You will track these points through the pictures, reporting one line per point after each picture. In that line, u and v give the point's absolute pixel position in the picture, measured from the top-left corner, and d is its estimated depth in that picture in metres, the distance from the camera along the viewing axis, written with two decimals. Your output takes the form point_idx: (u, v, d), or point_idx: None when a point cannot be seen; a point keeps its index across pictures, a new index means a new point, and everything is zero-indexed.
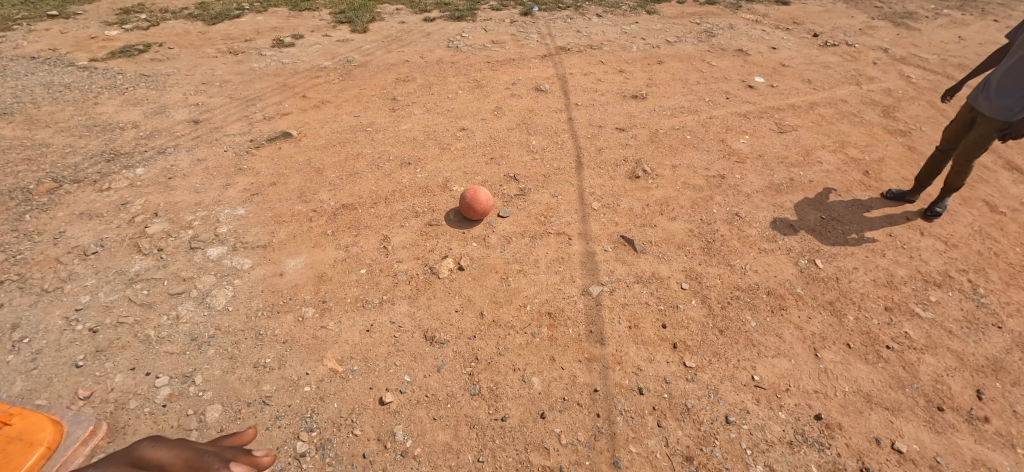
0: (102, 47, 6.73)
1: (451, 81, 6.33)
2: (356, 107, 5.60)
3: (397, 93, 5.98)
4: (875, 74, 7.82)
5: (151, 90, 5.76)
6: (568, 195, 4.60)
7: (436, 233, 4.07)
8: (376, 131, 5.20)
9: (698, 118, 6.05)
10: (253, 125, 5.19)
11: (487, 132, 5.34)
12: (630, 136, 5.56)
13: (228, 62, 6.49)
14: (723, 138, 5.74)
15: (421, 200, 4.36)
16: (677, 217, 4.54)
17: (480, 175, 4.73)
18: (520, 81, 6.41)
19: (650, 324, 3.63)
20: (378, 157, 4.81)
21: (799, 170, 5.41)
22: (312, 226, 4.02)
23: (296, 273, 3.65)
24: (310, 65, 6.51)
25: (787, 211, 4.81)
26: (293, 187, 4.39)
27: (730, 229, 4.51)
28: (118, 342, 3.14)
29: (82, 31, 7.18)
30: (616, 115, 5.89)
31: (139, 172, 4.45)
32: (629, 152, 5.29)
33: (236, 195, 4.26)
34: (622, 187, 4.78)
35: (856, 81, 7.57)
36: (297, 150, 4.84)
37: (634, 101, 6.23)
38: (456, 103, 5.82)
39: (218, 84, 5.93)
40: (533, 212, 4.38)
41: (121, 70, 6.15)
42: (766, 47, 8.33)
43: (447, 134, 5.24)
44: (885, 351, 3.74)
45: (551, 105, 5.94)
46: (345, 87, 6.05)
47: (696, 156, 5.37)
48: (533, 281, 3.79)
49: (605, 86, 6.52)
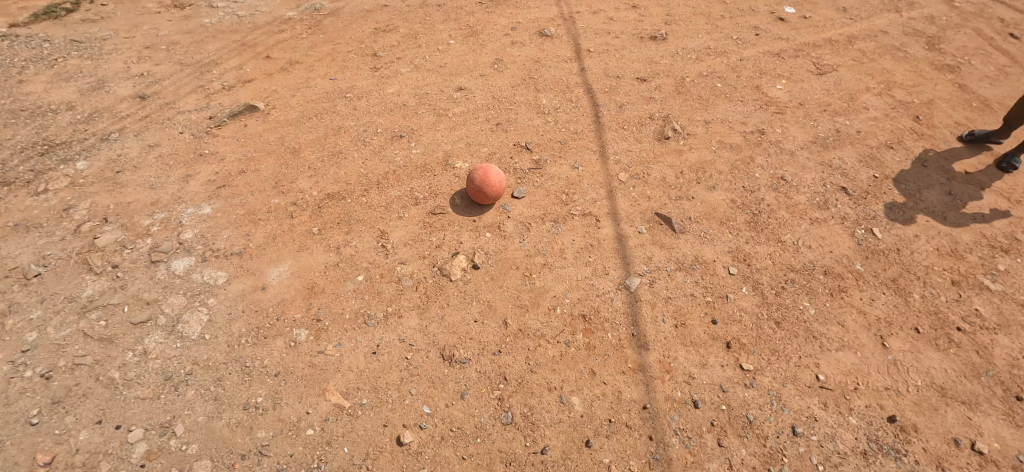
0: (22, 8, 5.66)
1: (440, 28, 5.43)
2: (332, 68, 4.79)
3: (379, 47, 5.12)
4: None
5: (85, 61, 4.88)
6: (591, 165, 3.95)
7: (442, 224, 3.43)
8: (359, 97, 4.43)
9: (727, 61, 5.33)
10: (210, 98, 4.46)
11: (489, 91, 4.57)
12: (653, 87, 4.83)
13: (174, 19, 5.51)
14: (758, 85, 5.07)
15: (420, 183, 3.68)
16: (716, 186, 3.95)
17: (487, 145, 4.03)
18: (521, 25, 5.52)
19: (698, 321, 3.16)
20: (364, 130, 4.09)
21: (843, 120, 4.83)
22: (294, 224, 3.40)
23: (280, 286, 3.08)
24: (272, 17, 5.55)
25: (836, 171, 4.25)
26: (266, 174, 3.73)
27: (776, 197, 3.95)
28: (77, 389, 2.62)
29: None
30: (635, 62, 5.12)
31: (80, 167, 3.81)
32: (654, 107, 4.59)
33: (198, 189, 3.65)
34: (650, 152, 4.13)
35: (895, 7, 6.74)
36: (267, 127, 4.13)
37: (654, 44, 5.44)
38: (449, 56, 4.98)
39: (165, 49, 5.05)
40: (552, 190, 3.73)
41: (47, 37, 5.18)
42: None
43: (441, 97, 4.46)
44: (956, 334, 3.34)
45: (559, 52, 5.14)
46: (317, 42, 5.18)
47: (729, 109, 4.70)
48: (561, 277, 3.24)
49: (618, 27, 5.68)
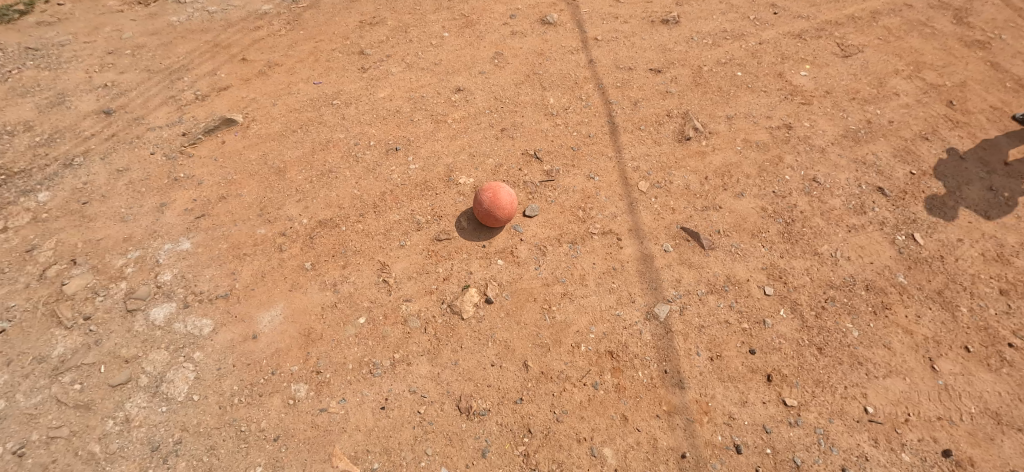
0: None
1: (432, 19, 4.97)
2: (316, 71, 4.45)
3: (366, 44, 4.72)
4: None
5: (43, 71, 4.85)
6: (607, 174, 3.61)
7: (448, 253, 3.10)
8: (347, 104, 4.06)
9: (746, 45, 5.00)
10: (182, 110, 4.22)
11: (490, 91, 4.17)
12: (668, 79, 4.46)
13: (138, 17, 5.51)
14: (780, 72, 4.75)
15: (421, 203, 3.34)
16: (744, 192, 3.63)
17: (491, 156, 3.65)
18: (520, 12, 5.08)
19: (735, 352, 2.88)
20: (355, 144, 3.73)
21: (874, 108, 4.54)
22: (283, 259, 3.09)
23: (274, 334, 2.79)
24: (246, 11, 5.39)
25: (870, 170, 3.95)
26: (249, 201, 3.43)
27: (809, 202, 3.65)
28: (54, 468, 2.33)
29: None
30: (646, 51, 4.75)
31: (42, 199, 3.59)
32: (671, 103, 4.22)
33: (175, 220, 3.37)
34: (671, 156, 3.79)
35: None
36: (247, 144, 3.82)
37: (666, 29, 5.08)
38: (445, 51, 4.55)
39: (129, 53, 5.00)
40: (567, 205, 3.40)
41: None
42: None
43: (438, 100, 4.06)
44: (1008, 351, 3.06)
45: (564, 42, 4.72)
46: (297, 40, 4.91)
47: (751, 102, 4.36)
48: (584, 308, 2.94)
49: (626, 10, 5.29)
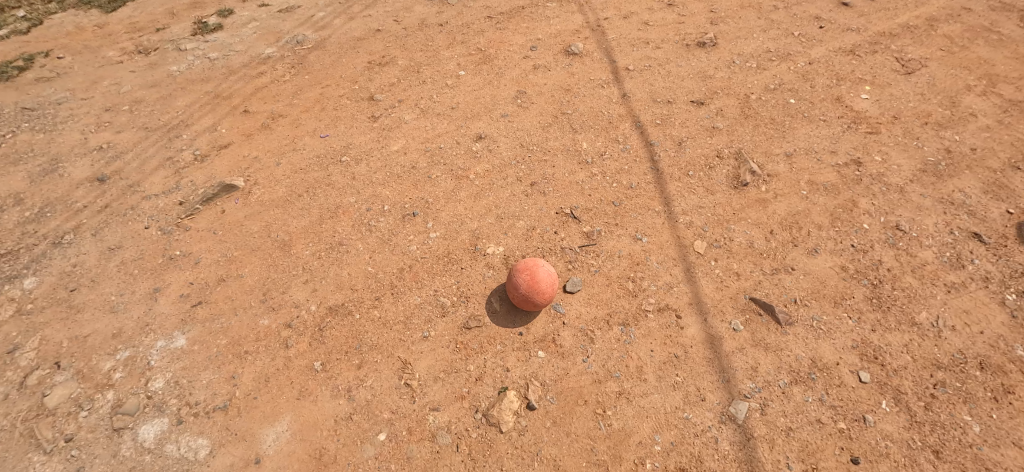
0: None
1: (446, 55, 4.58)
2: (324, 122, 4.08)
3: (375, 88, 4.34)
4: None
5: (38, 133, 4.64)
6: (657, 233, 3.12)
7: (480, 344, 2.65)
8: (357, 160, 3.66)
9: (794, 67, 4.53)
10: (180, 174, 3.91)
11: (514, 137, 3.73)
12: (713, 112, 3.99)
13: (138, 68, 5.33)
14: (838, 96, 4.27)
15: (446, 280, 2.89)
16: (818, 248, 3.12)
17: (522, 217, 3.19)
18: (541, 42, 4.65)
19: (835, 463, 2.32)
20: (367, 209, 3.31)
21: (951, 132, 3.99)
22: (289, 358, 2.67)
23: (278, 458, 2.35)
24: (249, 56, 5.11)
25: (960, 210, 3.39)
26: (251, 283, 3.03)
27: (896, 257, 3.11)
28: None
29: None
30: (684, 80, 4.28)
31: (28, 287, 3.28)
32: (720, 141, 3.74)
33: (170, 310, 3.00)
34: (728, 207, 3.29)
35: None
36: (248, 213, 3.46)
37: (703, 53, 4.61)
38: (462, 92, 4.14)
39: (127, 109, 4.78)
40: (614, 276, 2.92)
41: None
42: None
43: (458, 151, 3.63)
44: None
45: (591, 75, 4.28)
46: (302, 86, 4.58)
47: (811, 135, 3.86)
48: (644, 411, 2.44)
49: (656, 33, 4.84)
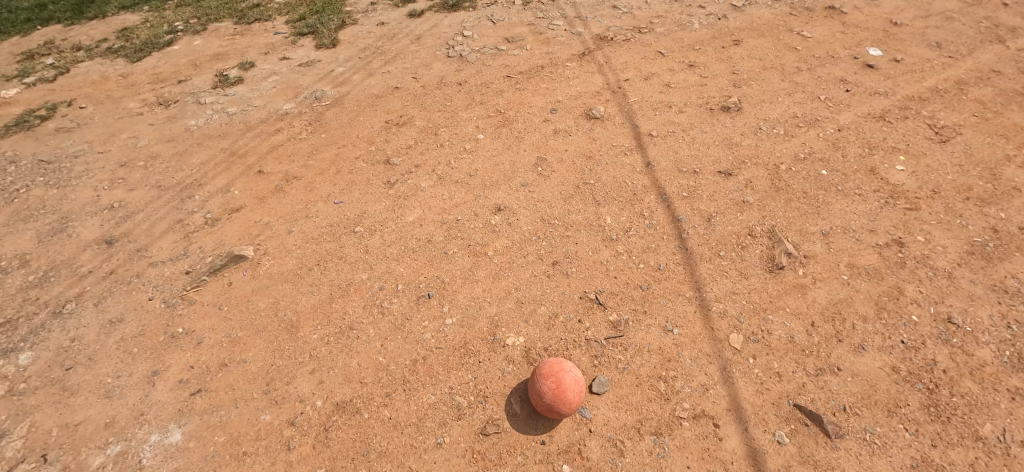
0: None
1: (464, 116, 4.50)
2: (338, 186, 3.96)
3: (392, 150, 4.24)
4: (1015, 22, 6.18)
5: (51, 188, 4.58)
6: (689, 324, 2.91)
7: (498, 454, 2.42)
8: (371, 231, 3.52)
9: (823, 134, 4.38)
10: (190, 239, 3.79)
11: (535, 209, 3.58)
12: (742, 184, 3.82)
13: (157, 121, 5.31)
14: (871, 167, 4.10)
15: (462, 376, 2.69)
16: (865, 344, 2.87)
17: (544, 303, 3.00)
18: (561, 105, 4.56)
19: None
20: (380, 288, 3.15)
21: (995, 209, 3.77)
22: (290, 463, 2.44)
23: None
24: (266, 112, 5.08)
25: (1017, 300, 3.12)
26: (254, 370, 2.85)
27: (952, 356, 2.84)
28: None
29: None
30: (710, 148, 4.14)
31: (24, 363, 3.12)
32: (751, 217, 3.55)
33: (167, 398, 2.81)
34: (763, 294, 3.08)
35: (997, 38, 5.92)
36: (256, 287, 3.31)
37: (728, 117, 4.50)
38: (481, 158, 4.03)
39: (142, 165, 4.70)
40: (644, 374, 2.69)
41: (18, 155, 5.08)
42: (845, 8, 6.54)
43: (476, 223, 3.49)
44: None
45: (613, 141, 4.15)
46: (318, 146, 4.50)
47: (846, 211, 3.67)
48: None
49: (679, 95, 4.74)
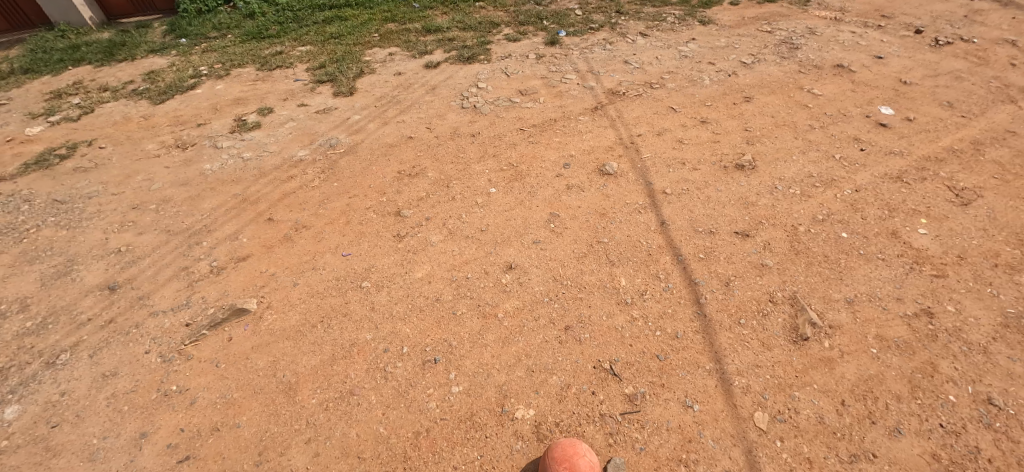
0: (18, 155, 5.70)
1: (477, 168, 4.49)
2: (346, 238, 3.89)
3: (403, 201, 4.19)
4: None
5: (62, 229, 4.51)
6: (709, 400, 2.74)
7: None
8: (378, 287, 3.42)
9: (841, 194, 4.30)
10: (192, 288, 3.69)
11: (547, 268, 3.49)
12: (760, 246, 3.72)
13: (173, 164, 5.17)
14: (893, 230, 3.98)
15: (468, 452, 2.52)
16: (901, 427, 2.66)
17: (555, 372, 2.85)
18: (574, 159, 4.55)
19: None
20: (384, 350, 3.03)
21: None
22: None
23: None
24: (281, 158, 5.02)
25: None
26: (247, 437, 2.70)
27: (998, 443, 2.61)
28: None
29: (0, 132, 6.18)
30: (725, 207, 4.08)
31: (8, 418, 2.99)
32: (771, 282, 3.43)
33: (154, 465, 2.66)
34: (788, 367, 2.91)
35: (1009, 97, 5.86)
36: (256, 343, 3.19)
37: (743, 175, 4.45)
38: (492, 212, 3.97)
39: (153, 208, 4.59)
40: (663, 456, 2.51)
41: (32, 194, 5.03)
42: (853, 66, 6.49)
43: (486, 282, 3.39)
44: None
45: (627, 198, 4.10)
46: (329, 194, 4.44)
47: (870, 277, 3.53)
48: None
49: (692, 152, 4.72)
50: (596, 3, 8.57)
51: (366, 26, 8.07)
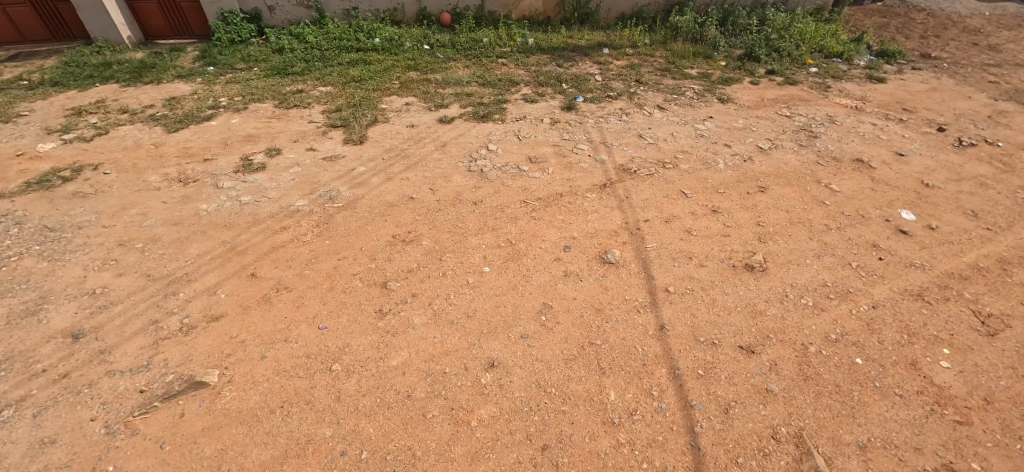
0: (22, 171, 5.58)
1: (474, 241, 4.32)
2: (326, 307, 3.68)
3: (391, 271, 4.00)
4: None
5: (42, 260, 4.24)
6: None
7: None
8: (349, 373, 3.19)
9: (857, 310, 4.01)
10: (158, 347, 3.44)
11: (531, 370, 3.25)
12: (765, 366, 3.44)
13: (172, 199, 5.02)
14: (912, 359, 3.63)
15: None
16: None
17: None
18: (576, 242, 4.37)
19: None
20: (342, 452, 2.77)
21: None
22: None
23: None
24: (278, 206, 4.88)
25: None
26: None
27: None
28: None
29: (12, 144, 6.13)
30: (731, 314, 3.82)
31: None
32: (775, 413, 3.13)
33: None
34: None
35: None
36: (208, 425, 2.93)
37: (752, 277, 4.20)
38: (483, 296, 3.76)
39: (140, 247, 4.37)
40: None
41: (24, 215, 4.83)
42: (872, 161, 6.27)
43: (465, 381, 3.16)
44: None
45: (627, 293, 3.89)
46: (318, 252, 4.25)
47: (885, 416, 3.21)
48: None
49: (700, 244, 4.52)
50: (616, 70, 8.61)
51: (388, 72, 8.15)
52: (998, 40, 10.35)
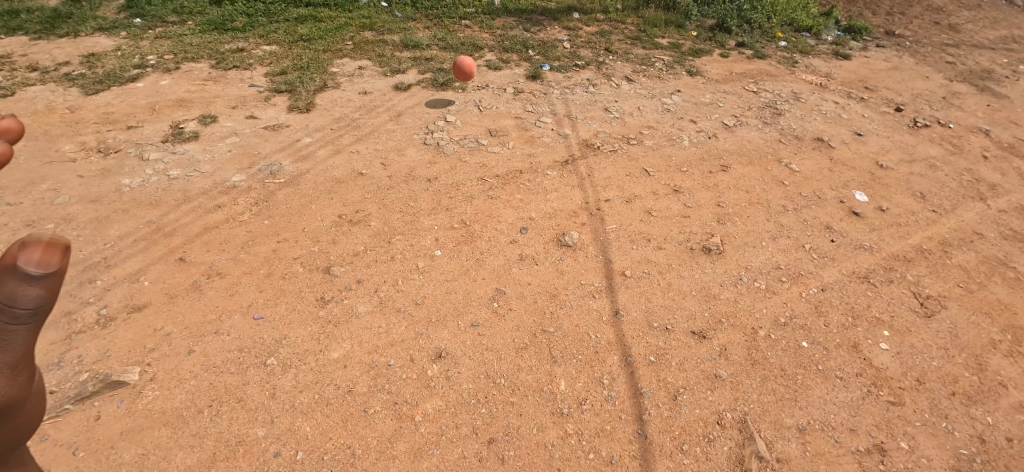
0: None
1: (426, 223, 4.10)
2: (263, 295, 3.43)
3: (336, 255, 3.76)
4: (995, 178, 5.96)
5: None
6: None
7: None
8: (286, 367, 3.00)
9: (806, 293, 4.06)
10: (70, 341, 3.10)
11: (481, 361, 3.14)
12: (715, 351, 3.44)
13: (89, 173, 4.53)
14: (855, 342, 3.72)
15: None
16: None
17: None
18: (533, 223, 4.22)
19: None
20: (276, 453, 2.61)
21: (985, 413, 3.35)
22: None
23: None
24: (212, 182, 4.48)
25: None
26: None
27: None
28: None
29: None
30: (685, 298, 3.79)
31: None
32: (721, 399, 3.15)
33: None
34: None
35: (978, 193, 5.68)
36: (128, 427, 2.70)
37: (708, 260, 4.18)
38: (434, 282, 3.59)
39: (51, 228, 3.94)
40: None
41: None
42: (832, 141, 6.31)
43: (410, 374, 3.02)
44: None
45: (583, 278, 3.80)
46: (256, 234, 3.94)
47: (825, 399, 3.29)
48: None
49: (659, 226, 4.44)
50: (585, 37, 8.28)
51: (340, 31, 7.55)
52: (958, 20, 10.51)
